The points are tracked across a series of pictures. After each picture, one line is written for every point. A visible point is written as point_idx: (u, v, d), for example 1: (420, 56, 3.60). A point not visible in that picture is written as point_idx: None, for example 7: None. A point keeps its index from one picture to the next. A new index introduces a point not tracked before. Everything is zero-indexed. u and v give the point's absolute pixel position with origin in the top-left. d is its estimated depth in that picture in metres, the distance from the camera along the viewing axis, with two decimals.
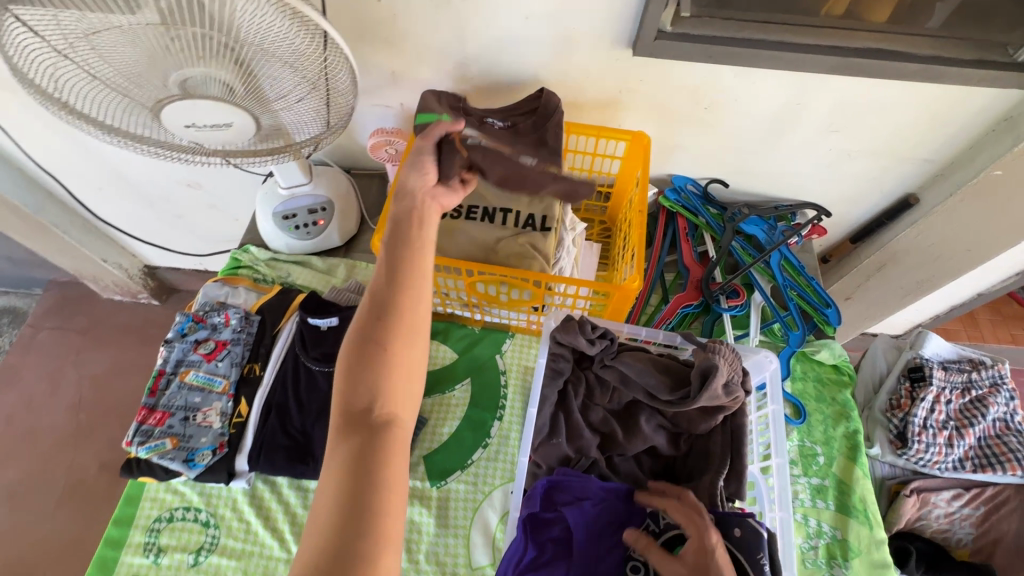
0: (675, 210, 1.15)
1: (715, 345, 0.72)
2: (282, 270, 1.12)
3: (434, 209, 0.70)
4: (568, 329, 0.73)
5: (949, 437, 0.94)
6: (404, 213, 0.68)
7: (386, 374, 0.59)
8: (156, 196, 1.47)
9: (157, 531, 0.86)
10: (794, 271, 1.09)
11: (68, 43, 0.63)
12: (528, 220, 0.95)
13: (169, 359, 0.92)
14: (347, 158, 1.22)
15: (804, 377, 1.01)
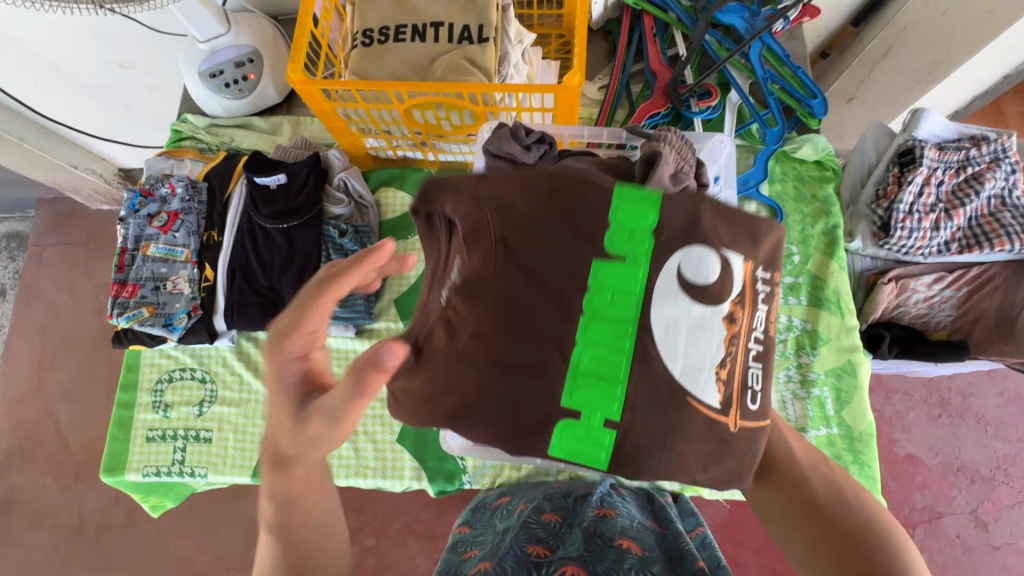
0: (640, 8, 1.00)
1: (660, 133, 0.66)
2: (224, 135, 1.06)
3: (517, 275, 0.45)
4: (498, 137, 0.67)
5: (935, 221, 0.89)
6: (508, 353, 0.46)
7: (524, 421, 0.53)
8: (96, 84, 1.37)
9: (161, 391, 0.93)
10: (777, 62, 0.96)
11: None
12: (463, 33, 0.85)
13: (128, 236, 0.92)
14: (270, 2, 1.07)
15: (783, 177, 0.95)
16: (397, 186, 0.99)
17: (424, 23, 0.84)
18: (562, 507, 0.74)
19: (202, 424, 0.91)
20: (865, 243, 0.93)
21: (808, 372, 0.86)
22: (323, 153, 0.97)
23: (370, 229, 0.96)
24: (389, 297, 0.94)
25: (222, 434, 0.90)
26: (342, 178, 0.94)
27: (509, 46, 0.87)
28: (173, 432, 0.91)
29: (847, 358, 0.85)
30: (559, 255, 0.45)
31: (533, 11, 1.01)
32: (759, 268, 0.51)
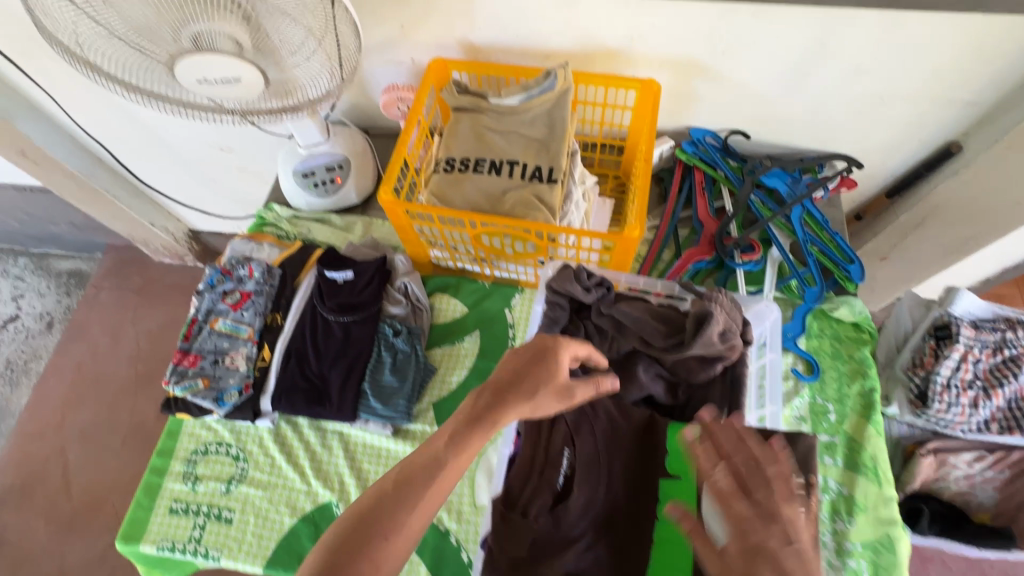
0: (691, 163, 1.11)
1: (711, 294, 0.72)
2: (303, 227, 1.16)
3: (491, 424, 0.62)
4: (564, 277, 0.74)
5: (974, 398, 0.90)
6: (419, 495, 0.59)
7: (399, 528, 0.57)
8: (194, 161, 1.54)
9: (194, 462, 0.95)
10: (817, 226, 1.05)
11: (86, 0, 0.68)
12: (535, 172, 0.95)
13: (200, 309, 0.99)
14: (365, 118, 1.23)
15: (820, 334, 0.99)
16: (451, 293, 1.06)
17: (501, 160, 0.95)
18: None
19: (226, 503, 0.91)
20: (902, 409, 0.94)
21: (844, 540, 0.83)
22: (389, 256, 1.05)
23: (422, 331, 1.01)
24: (429, 398, 0.97)
25: (243, 516, 0.90)
26: (405, 282, 1.02)
27: (572, 186, 0.98)
28: (196, 506, 0.91)
29: (886, 531, 0.83)
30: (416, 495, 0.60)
31: (595, 154, 1.13)
32: (796, 477, 0.67)
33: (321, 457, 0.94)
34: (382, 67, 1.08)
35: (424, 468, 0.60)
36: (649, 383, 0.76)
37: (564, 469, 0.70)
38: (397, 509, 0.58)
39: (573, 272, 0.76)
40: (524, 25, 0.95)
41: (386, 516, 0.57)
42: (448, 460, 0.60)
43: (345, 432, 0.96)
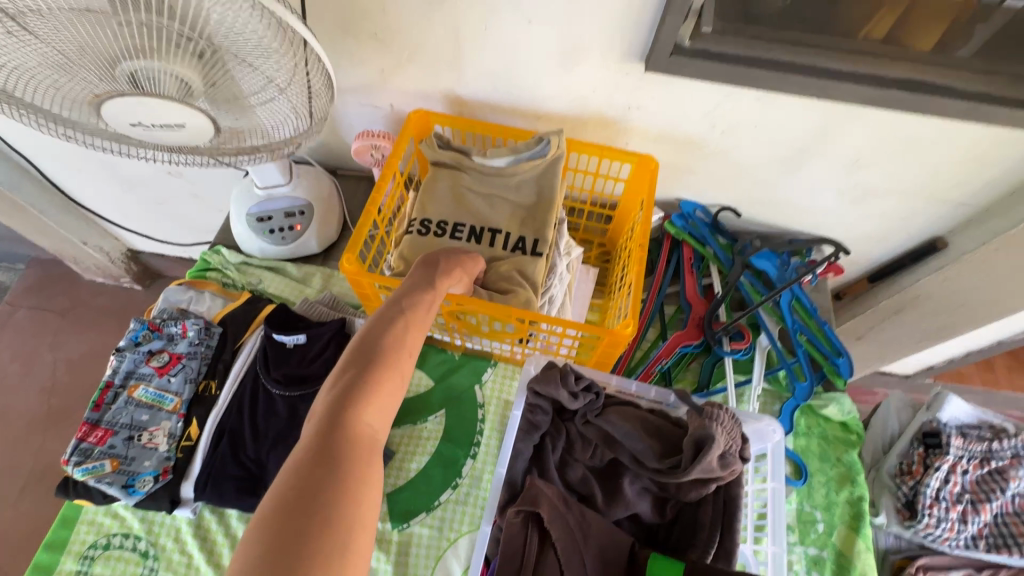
0: (680, 237, 1.06)
1: (712, 410, 0.63)
2: (253, 275, 1.03)
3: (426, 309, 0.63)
4: (548, 379, 0.65)
5: (963, 512, 0.86)
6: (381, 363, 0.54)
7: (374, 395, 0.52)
8: (136, 182, 1.39)
9: (90, 559, 0.79)
10: (805, 314, 1.01)
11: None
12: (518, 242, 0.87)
13: (118, 371, 0.85)
14: (334, 159, 1.13)
15: (808, 432, 0.93)
16: (416, 365, 0.95)
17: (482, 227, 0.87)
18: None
19: None
20: (890, 520, 0.88)
21: None
22: (349, 319, 0.93)
23: None
24: (382, 489, 0.85)
25: None
26: None
27: (557, 258, 0.90)
28: None
29: None
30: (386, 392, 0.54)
31: (580, 220, 1.06)
32: None
33: None
34: (357, 109, 0.98)
35: (397, 321, 0.58)
36: (635, 500, 0.68)
37: None
38: (381, 360, 0.54)
39: (559, 372, 0.66)
40: (517, 83, 0.88)
41: (379, 368, 0.53)
42: (418, 312, 0.61)
43: None
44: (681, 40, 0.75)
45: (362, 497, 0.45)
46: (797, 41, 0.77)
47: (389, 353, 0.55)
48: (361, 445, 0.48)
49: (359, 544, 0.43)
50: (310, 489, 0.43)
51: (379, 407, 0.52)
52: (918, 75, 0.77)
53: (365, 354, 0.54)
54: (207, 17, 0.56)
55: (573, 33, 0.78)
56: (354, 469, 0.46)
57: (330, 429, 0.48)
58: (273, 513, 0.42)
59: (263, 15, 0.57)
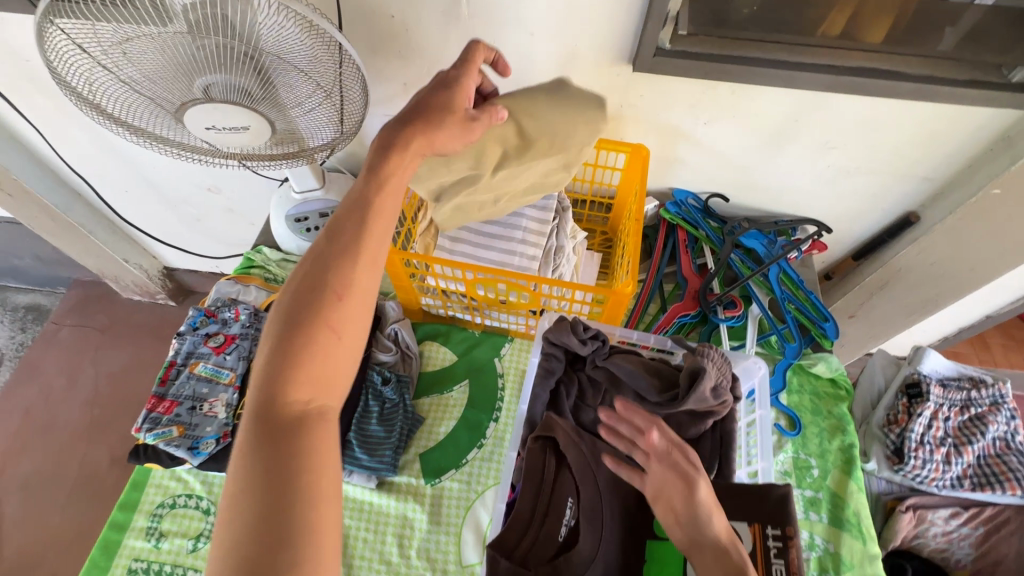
0: (674, 222, 1.17)
1: (704, 349, 0.73)
2: (292, 270, 1.16)
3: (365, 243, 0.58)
4: (560, 328, 0.75)
5: (946, 454, 0.94)
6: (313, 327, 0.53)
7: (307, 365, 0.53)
8: (178, 200, 1.53)
9: (159, 516, 0.89)
10: (793, 285, 1.10)
11: (105, 53, 0.69)
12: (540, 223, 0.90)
13: (180, 351, 0.96)
14: (360, 167, 1.26)
15: (800, 389, 1.02)
16: (440, 342, 1.06)
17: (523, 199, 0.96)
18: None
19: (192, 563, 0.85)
20: (880, 466, 0.96)
21: None
22: (380, 302, 1.05)
23: (410, 380, 1.00)
24: (415, 449, 0.95)
25: None
26: (396, 329, 1.01)
27: (563, 240, 1.02)
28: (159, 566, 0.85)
29: None
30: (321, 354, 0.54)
31: (583, 210, 1.18)
32: (770, 529, 0.63)
33: None
34: (382, 120, 1.12)
35: (320, 273, 0.55)
36: None
37: (567, 519, 0.67)
38: (309, 325, 0.53)
39: (569, 324, 0.77)
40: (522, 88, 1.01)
41: (300, 337, 0.52)
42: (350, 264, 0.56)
43: None
44: (663, 43, 0.88)
45: (317, 468, 0.50)
46: (762, 39, 0.90)
47: (314, 314, 0.53)
48: (299, 420, 0.51)
49: (325, 502, 0.49)
50: (264, 467, 0.49)
51: (314, 376, 0.53)
52: (870, 62, 0.88)
53: (288, 326, 0.53)
54: (260, 30, 0.69)
55: (568, 41, 0.91)
56: (297, 446, 0.50)
57: (267, 416, 0.51)
58: (234, 495, 0.49)
59: (300, 22, 0.70)
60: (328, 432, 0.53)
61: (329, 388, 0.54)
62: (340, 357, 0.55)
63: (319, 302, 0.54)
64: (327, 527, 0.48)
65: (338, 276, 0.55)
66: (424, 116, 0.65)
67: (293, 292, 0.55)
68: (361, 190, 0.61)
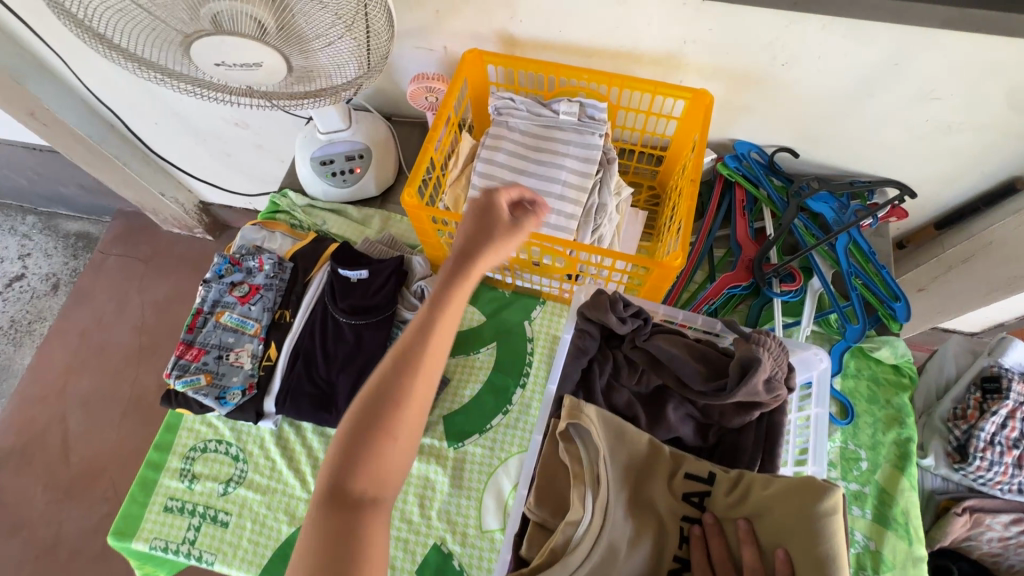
0: (733, 179, 1.05)
1: (759, 336, 0.65)
2: (318, 217, 1.10)
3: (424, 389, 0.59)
4: (598, 305, 0.68)
5: (1020, 457, 0.84)
6: (377, 398, 0.57)
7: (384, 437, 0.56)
8: (208, 133, 1.49)
9: (192, 459, 0.91)
10: (862, 258, 0.98)
11: None
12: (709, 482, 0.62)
13: (206, 299, 0.95)
14: (389, 104, 1.16)
15: (857, 374, 0.93)
16: (468, 300, 1.01)
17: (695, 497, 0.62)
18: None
19: (222, 506, 0.88)
20: (938, 462, 0.88)
21: None
22: (407, 257, 1.00)
23: None
24: (439, 412, 0.93)
25: (240, 521, 0.87)
26: (421, 286, 0.97)
27: (606, 197, 0.93)
28: (192, 506, 0.88)
29: None
30: (376, 422, 0.56)
31: (630, 162, 1.07)
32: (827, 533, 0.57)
33: None
34: (412, 53, 1.01)
35: (423, 335, 0.59)
36: (678, 424, 0.71)
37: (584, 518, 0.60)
38: (394, 391, 0.57)
39: (608, 300, 0.69)
40: (566, 20, 0.88)
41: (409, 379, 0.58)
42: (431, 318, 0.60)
43: None
44: None
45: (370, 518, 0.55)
46: None
47: (399, 390, 0.57)
48: (361, 505, 0.55)
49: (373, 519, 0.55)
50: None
51: (372, 466, 0.56)
52: None
53: (397, 366, 0.58)
54: None
55: None
56: (362, 521, 0.54)
57: (341, 491, 0.55)
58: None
59: None
60: (382, 518, 0.56)
61: (385, 482, 0.57)
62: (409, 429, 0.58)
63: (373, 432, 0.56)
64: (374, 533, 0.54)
65: (425, 348, 0.59)
66: (470, 245, 0.62)
67: (353, 415, 0.57)
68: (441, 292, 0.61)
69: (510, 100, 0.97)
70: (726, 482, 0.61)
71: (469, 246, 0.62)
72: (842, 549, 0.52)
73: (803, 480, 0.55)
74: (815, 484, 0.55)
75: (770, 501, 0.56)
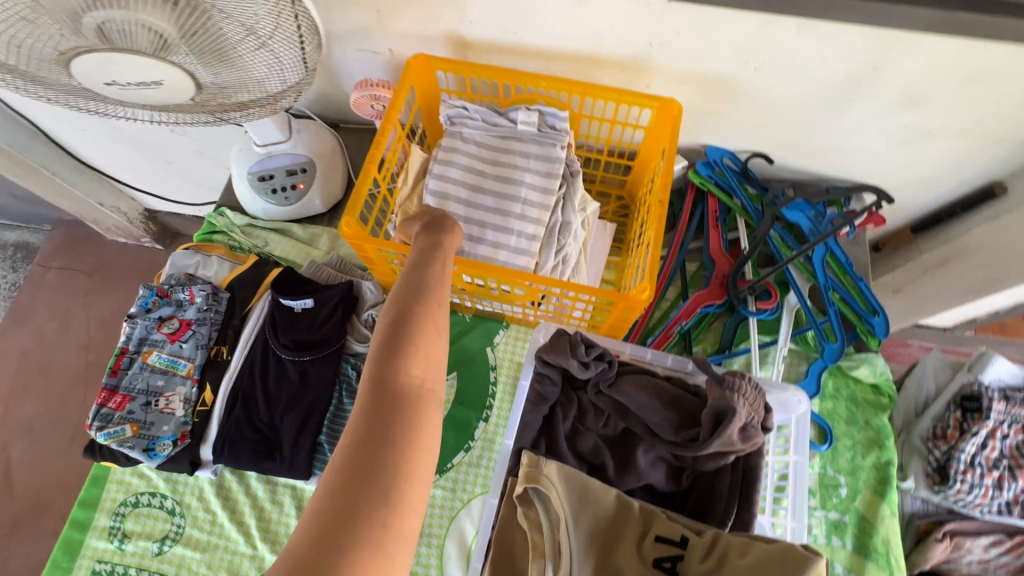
0: (705, 188, 0.99)
1: (734, 380, 0.59)
2: (259, 238, 1.01)
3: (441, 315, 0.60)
4: (558, 349, 0.61)
5: (999, 478, 0.82)
6: (407, 312, 0.56)
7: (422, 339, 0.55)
8: (143, 140, 1.36)
9: (122, 516, 0.82)
10: (840, 270, 0.94)
11: None
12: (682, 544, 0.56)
13: (131, 337, 0.85)
14: (336, 110, 1.07)
15: (836, 394, 0.89)
16: None
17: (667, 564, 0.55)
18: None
19: (158, 567, 0.80)
20: (918, 484, 0.85)
21: None
22: (356, 282, 0.91)
23: None
24: None
25: None
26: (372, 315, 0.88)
27: (570, 214, 0.86)
28: (123, 569, 0.80)
29: None
30: (416, 331, 0.55)
31: (597, 171, 1.00)
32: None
33: (270, 515, 0.82)
34: (354, 56, 0.92)
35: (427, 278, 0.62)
36: (649, 470, 0.66)
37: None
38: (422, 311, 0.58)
39: (569, 341, 0.62)
40: (522, 21, 0.79)
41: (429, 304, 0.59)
42: (440, 268, 0.65)
43: (298, 487, 0.84)
44: None
45: (417, 429, 0.50)
46: None
47: (427, 310, 0.58)
48: (415, 395, 0.52)
49: (427, 416, 0.52)
50: (359, 492, 0.45)
51: (424, 358, 0.55)
52: None
53: (412, 297, 0.59)
54: None
55: None
56: (415, 413, 0.51)
57: (383, 382, 0.51)
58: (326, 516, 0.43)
59: None
60: (433, 415, 0.53)
61: (437, 374, 0.56)
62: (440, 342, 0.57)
63: (415, 330, 0.55)
64: (425, 434, 0.51)
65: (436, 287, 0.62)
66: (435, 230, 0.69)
67: (389, 317, 0.56)
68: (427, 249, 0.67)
69: (464, 110, 0.88)
70: (700, 545, 0.54)
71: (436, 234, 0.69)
72: None
73: (783, 549, 0.49)
74: (794, 553, 0.48)
75: (746, 574, 0.50)
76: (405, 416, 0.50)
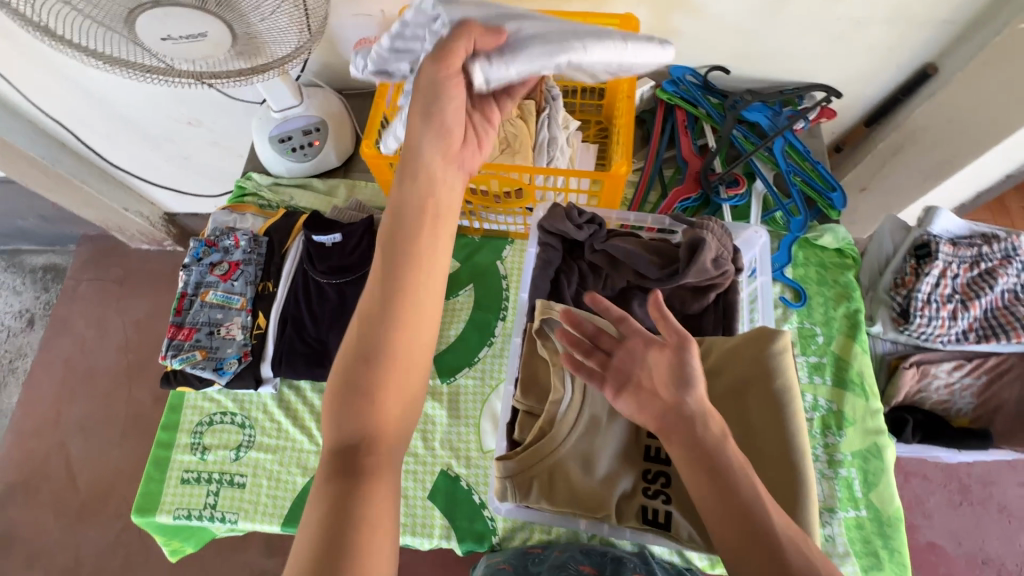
0: (673, 102, 1.11)
1: (703, 222, 0.72)
2: (284, 194, 1.14)
3: (417, 332, 0.57)
4: (555, 216, 0.74)
5: (953, 310, 0.94)
6: (366, 341, 0.55)
7: (381, 369, 0.55)
8: (163, 137, 1.49)
9: (200, 433, 0.95)
10: (800, 157, 1.05)
11: None
12: None
13: (189, 282, 0.98)
14: (338, 78, 1.19)
15: (806, 262, 1.01)
16: None
17: None
18: (598, 559, 0.77)
19: (237, 469, 0.92)
20: (885, 327, 0.97)
21: (835, 452, 0.87)
22: (376, 217, 1.04)
23: None
24: None
25: (256, 480, 0.92)
26: None
27: (555, 131, 0.99)
28: (208, 475, 0.92)
29: (873, 441, 0.87)
30: (371, 363, 0.55)
31: (575, 100, 1.13)
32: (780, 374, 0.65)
33: None
34: (351, 20, 1.04)
35: (395, 267, 0.57)
36: (645, 317, 0.77)
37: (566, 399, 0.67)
38: (383, 333, 0.56)
39: (564, 211, 0.76)
40: None
41: (391, 322, 0.56)
42: (415, 234, 0.59)
43: None
44: None
45: (378, 460, 0.54)
46: None
47: (389, 329, 0.56)
48: (372, 435, 0.54)
49: (383, 452, 0.55)
50: (330, 529, 0.50)
51: (385, 387, 0.55)
52: None
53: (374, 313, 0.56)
54: None
55: None
56: (370, 455, 0.54)
57: (346, 425, 0.54)
58: (305, 531, 0.51)
59: None
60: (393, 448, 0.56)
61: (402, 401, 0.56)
62: (402, 365, 0.56)
63: (379, 351, 0.55)
64: (385, 469, 0.54)
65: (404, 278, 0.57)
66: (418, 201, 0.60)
67: (353, 339, 0.56)
68: (402, 226, 0.59)
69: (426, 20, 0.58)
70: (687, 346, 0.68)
71: (409, 211, 0.60)
72: (791, 379, 0.61)
73: (757, 331, 0.64)
74: (766, 332, 0.63)
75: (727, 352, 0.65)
76: (364, 453, 0.54)
